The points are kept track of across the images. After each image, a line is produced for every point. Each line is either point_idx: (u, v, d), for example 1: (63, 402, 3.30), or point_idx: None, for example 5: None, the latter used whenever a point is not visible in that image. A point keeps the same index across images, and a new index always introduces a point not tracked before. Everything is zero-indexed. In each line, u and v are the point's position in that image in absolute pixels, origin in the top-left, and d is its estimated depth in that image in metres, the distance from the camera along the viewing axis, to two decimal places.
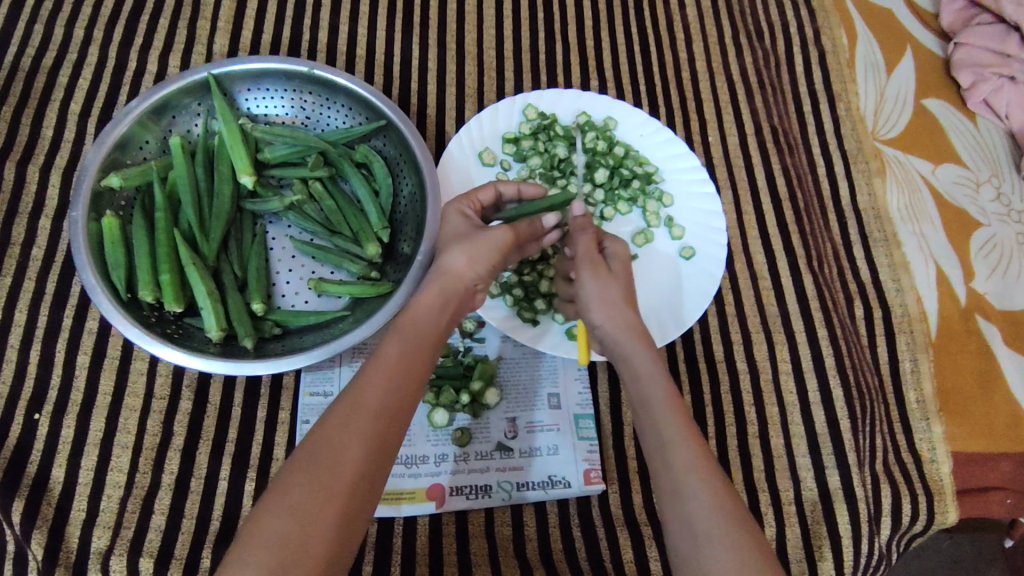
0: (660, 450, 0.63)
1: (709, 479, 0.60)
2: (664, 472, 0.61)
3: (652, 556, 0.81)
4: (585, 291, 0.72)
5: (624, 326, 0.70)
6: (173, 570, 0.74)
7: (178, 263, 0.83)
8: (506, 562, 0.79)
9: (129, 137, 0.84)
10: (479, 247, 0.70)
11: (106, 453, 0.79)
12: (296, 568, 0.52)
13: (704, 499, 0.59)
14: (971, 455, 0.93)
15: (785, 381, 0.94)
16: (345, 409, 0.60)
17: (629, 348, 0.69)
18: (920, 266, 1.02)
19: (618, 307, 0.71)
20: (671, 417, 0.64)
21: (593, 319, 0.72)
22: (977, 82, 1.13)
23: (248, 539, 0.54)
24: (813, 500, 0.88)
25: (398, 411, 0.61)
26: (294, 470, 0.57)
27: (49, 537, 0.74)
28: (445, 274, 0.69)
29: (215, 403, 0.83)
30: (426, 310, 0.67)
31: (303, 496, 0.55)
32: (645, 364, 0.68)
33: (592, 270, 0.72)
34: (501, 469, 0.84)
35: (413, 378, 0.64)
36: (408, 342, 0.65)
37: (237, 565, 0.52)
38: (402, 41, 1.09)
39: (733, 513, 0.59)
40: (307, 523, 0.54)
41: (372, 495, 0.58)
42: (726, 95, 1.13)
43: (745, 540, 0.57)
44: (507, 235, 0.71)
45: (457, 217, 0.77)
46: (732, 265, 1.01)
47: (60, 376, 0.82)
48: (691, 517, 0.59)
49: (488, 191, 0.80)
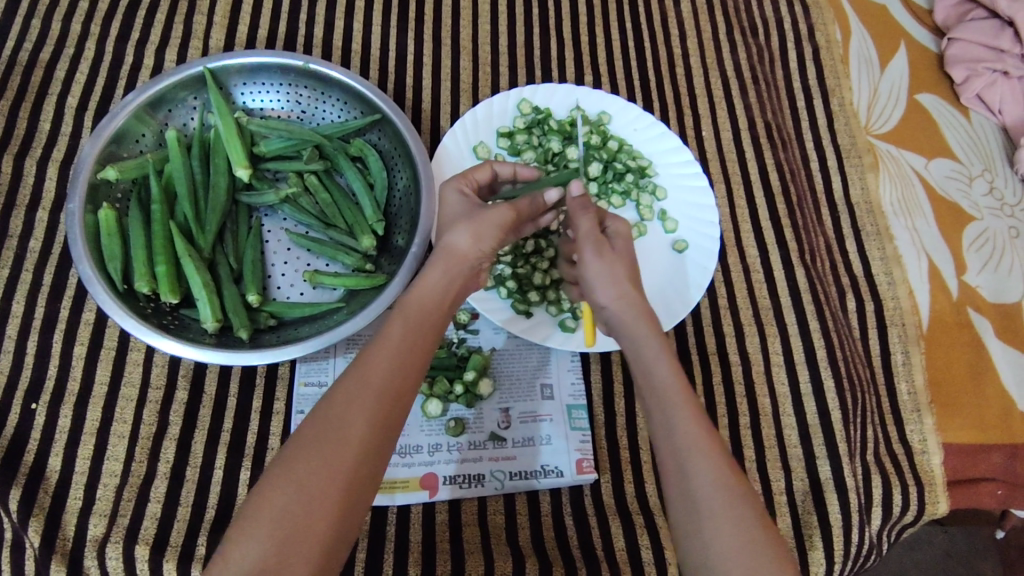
0: (664, 427, 0.63)
1: (712, 456, 0.61)
2: (669, 448, 0.62)
3: (644, 544, 0.81)
4: (589, 268, 0.70)
5: (627, 304, 0.68)
6: (169, 557, 0.74)
7: (174, 254, 0.84)
8: (498, 550, 0.80)
9: (126, 130, 0.84)
10: (483, 224, 0.68)
11: (103, 442, 0.79)
12: (302, 542, 0.54)
13: (707, 476, 0.60)
14: (962, 447, 0.94)
15: (777, 373, 0.94)
16: (349, 387, 0.60)
17: (635, 326, 0.68)
18: (912, 259, 1.03)
19: (623, 286, 0.68)
20: (675, 394, 0.64)
21: (600, 299, 0.70)
22: (971, 77, 1.13)
23: (254, 514, 0.55)
24: (804, 490, 0.89)
25: (401, 390, 0.62)
26: (299, 448, 0.58)
27: (46, 525, 0.75)
28: (449, 254, 0.67)
29: (210, 393, 0.84)
30: (430, 289, 0.66)
31: (307, 472, 0.56)
32: (650, 341, 0.67)
33: (595, 246, 0.70)
34: (494, 459, 0.85)
35: (417, 357, 0.64)
36: (412, 321, 0.65)
37: (245, 537, 0.54)
38: (398, 36, 1.10)
39: (735, 488, 0.60)
40: (312, 500, 0.55)
41: (376, 473, 0.59)
42: (720, 90, 1.13)
43: (747, 515, 0.59)
44: (509, 213, 0.69)
45: (457, 198, 0.75)
46: (726, 258, 1.01)
47: (57, 367, 0.82)
48: (694, 493, 0.60)
49: (485, 171, 0.79)
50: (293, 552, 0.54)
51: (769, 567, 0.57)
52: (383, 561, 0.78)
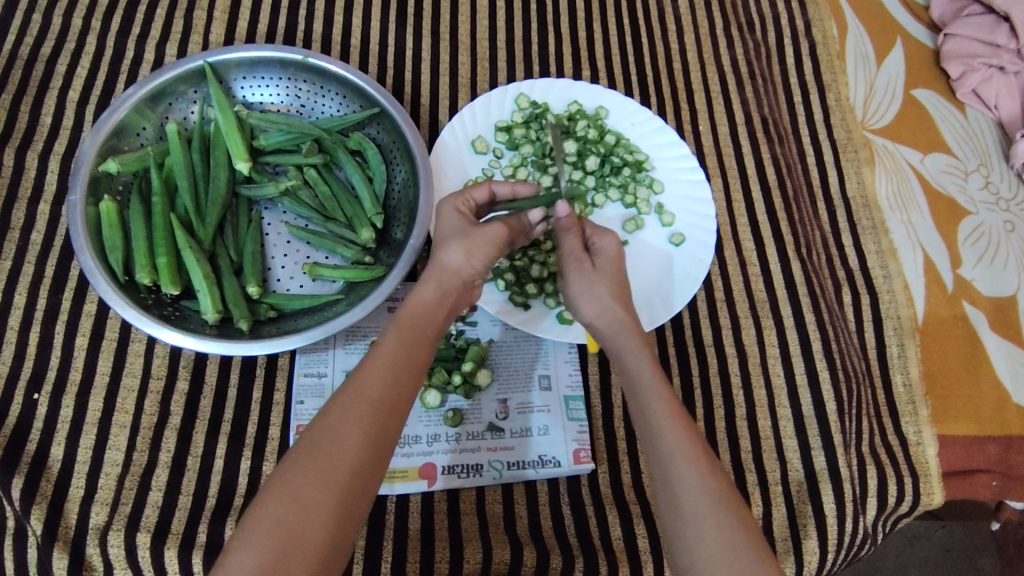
0: (648, 434, 0.65)
1: (695, 459, 0.62)
2: (653, 455, 0.64)
3: (640, 534, 0.82)
4: (571, 289, 0.72)
5: (610, 318, 0.70)
6: (170, 545, 0.75)
7: (175, 245, 0.85)
8: (496, 537, 0.81)
9: (127, 123, 0.85)
10: (477, 242, 0.69)
11: (104, 432, 0.80)
12: (297, 551, 0.54)
13: (690, 480, 0.61)
14: (956, 438, 0.94)
15: (773, 365, 0.95)
16: (345, 401, 0.61)
17: (619, 338, 0.70)
18: (908, 253, 1.04)
19: (607, 301, 0.70)
20: (660, 400, 0.65)
21: (586, 314, 0.72)
22: (966, 72, 1.14)
23: (250, 525, 0.56)
24: (799, 481, 0.89)
25: (397, 403, 0.62)
26: (296, 458, 0.58)
27: (48, 513, 0.76)
28: (442, 269, 0.69)
29: (211, 382, 0.84)
30: (422, 303, 0.68)
31: (304, 482, 0.57)
32: (633, 353, 0.69)
33: (577, 267, 0.72)
34: (492, 449, 0.85)
35: (413, 370, 0.65)
36: (406, 335, 0.66)
37: (242, 547, 0.54)
38: (396, 31, 1.11)
39: (719, 491, 0.61)
40: (307, 510, 0.56)
41: (372, 482, 0.60)
42: (717, 85, 1.14)
43: (731, 518, 0.59)
44: (502, 232, 0.70)
45: (452, 216, 0.75)
46: (722, 251, 1.02)
47: (59, 358, 0.83)
48: (677, 497, 0.61)
49: (483, 190, 0.78)
50: (290, 561, 0.54)
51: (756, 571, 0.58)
52: (382, 550, 0.79)
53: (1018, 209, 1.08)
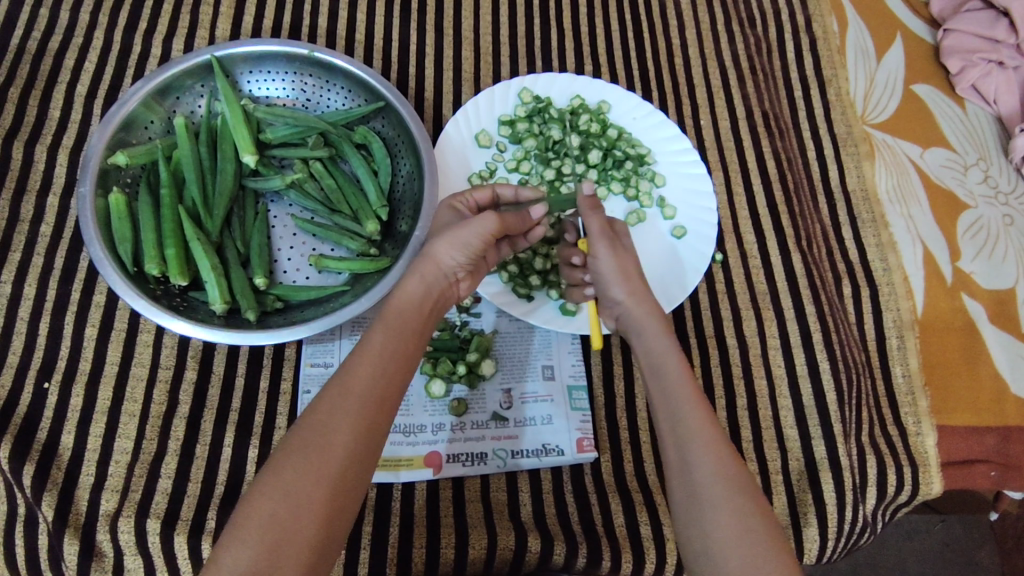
0: (668, 419, 0.65)
1: (714, 444, 0.63)
2: (670, 440, 0.64)
3: (642, 521, 0.83)
4: (602, 266, 0.73)
5: (639, 301, 0.72)
6: (179, 530, 0.76)
7: (182, 237, 0.86)
8: (500, 525, 0.82)
9: (136, 117, 0.86)
10: (461, 234, 0.70)
11: (114, 421, 0.81)
12: (289, 546, 0.54)
13: (708, 467, 0.62)
14: (954, 429, 0.95)
15: (774, 356, 0.96)
16: (333, 396, 0.61)
17: (644, 323, 0.71)
18: (908, 246, 1.04)
19: (632, 282, 0.72)
20: (682, 385, 0.66)
21: (615, 295, 0.73)
22: (966, 67, 1.14)
23: (240, 522, 0.56)
24: (800, 470, 0.90)
25: (385, 397, 0.63)
26: (285, 454, 0.58)
27: (59, 500, 0.77)
28: (424, 263, 0.70)
29: (219, 372, 0.86)
30: (408, 298, 0.69)
31: (296, 475, 0.57)
32: (659, 338, 0.70)
33: (608, 242, 0.73)
34: (496, 437, 0.86)
35: (400, 364, 0.65)
36: (392, 328, 0.66)
37: (233, 544, 0.54)
38: (400, 27, 1.12)
39: (735, 479, 0.62)
40: (298, 504, 0.56)
41: (362, 477, 0.60)
42: (718, 80, 1.15)
43: (745, 504, 0.60)
44: (492, 222, 0.70)
45: (449, 215, 0.79)
46: (723, 244, 1.03)
47: (69, 346, 0.84)
48: (696, 484, 0.62)
49: (485, 192, 0.81)
50: (281, 555, 0.54)
51: (771, 558, 0.58)
52: (387, 535, 0.80)
53: (1017, 203, 1.09)
